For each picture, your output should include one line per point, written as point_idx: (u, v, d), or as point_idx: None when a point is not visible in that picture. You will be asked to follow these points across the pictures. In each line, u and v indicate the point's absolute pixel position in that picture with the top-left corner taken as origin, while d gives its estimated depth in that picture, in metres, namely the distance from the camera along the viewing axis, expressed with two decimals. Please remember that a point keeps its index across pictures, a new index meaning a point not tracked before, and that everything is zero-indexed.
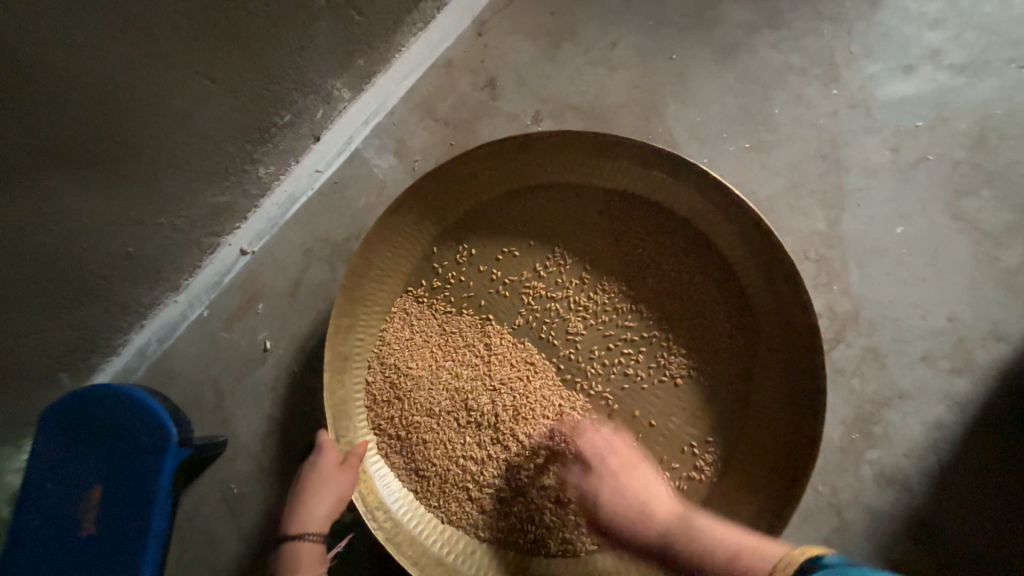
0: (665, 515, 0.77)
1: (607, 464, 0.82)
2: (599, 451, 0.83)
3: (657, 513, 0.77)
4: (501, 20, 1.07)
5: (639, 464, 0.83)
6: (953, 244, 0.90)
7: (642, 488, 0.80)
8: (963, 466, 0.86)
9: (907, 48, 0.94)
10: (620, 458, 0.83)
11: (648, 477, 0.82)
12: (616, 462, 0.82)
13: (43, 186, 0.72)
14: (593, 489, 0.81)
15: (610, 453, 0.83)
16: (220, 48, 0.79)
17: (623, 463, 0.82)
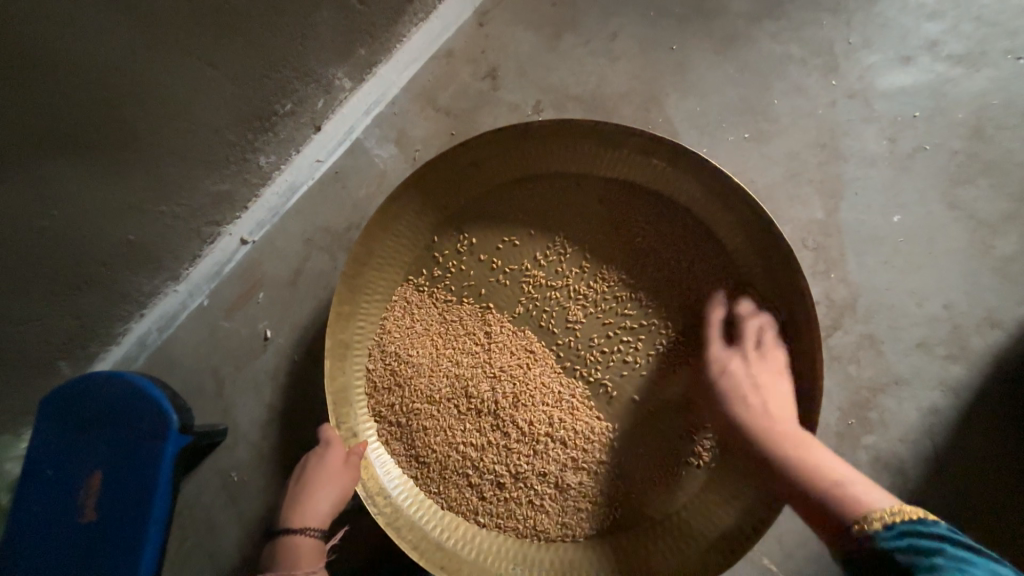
0: (785, 425, 0.74)
1: (750, 371, 0.78)
2: (744, 360, 0.79)
3: (778, 419, 0.75)
4: (502, 10, 1.07)
5: (783, 382, 0.78)
6: (949, 233, 0.90)
7: (768, 400, 0.76)
8: (958, 451, 0.87)
9: (905, 39, 0.94)
10: (767, 369, 0.78)
11: (784, 392, 0.77)
12: (750, 368, 0.79)
13: (44, 170, 0.72)
14: (721, 381, 0.80)
15: (744, 363, 0.79)
16: (222, 35, 0.78)
17: (770, 372, 0.78)
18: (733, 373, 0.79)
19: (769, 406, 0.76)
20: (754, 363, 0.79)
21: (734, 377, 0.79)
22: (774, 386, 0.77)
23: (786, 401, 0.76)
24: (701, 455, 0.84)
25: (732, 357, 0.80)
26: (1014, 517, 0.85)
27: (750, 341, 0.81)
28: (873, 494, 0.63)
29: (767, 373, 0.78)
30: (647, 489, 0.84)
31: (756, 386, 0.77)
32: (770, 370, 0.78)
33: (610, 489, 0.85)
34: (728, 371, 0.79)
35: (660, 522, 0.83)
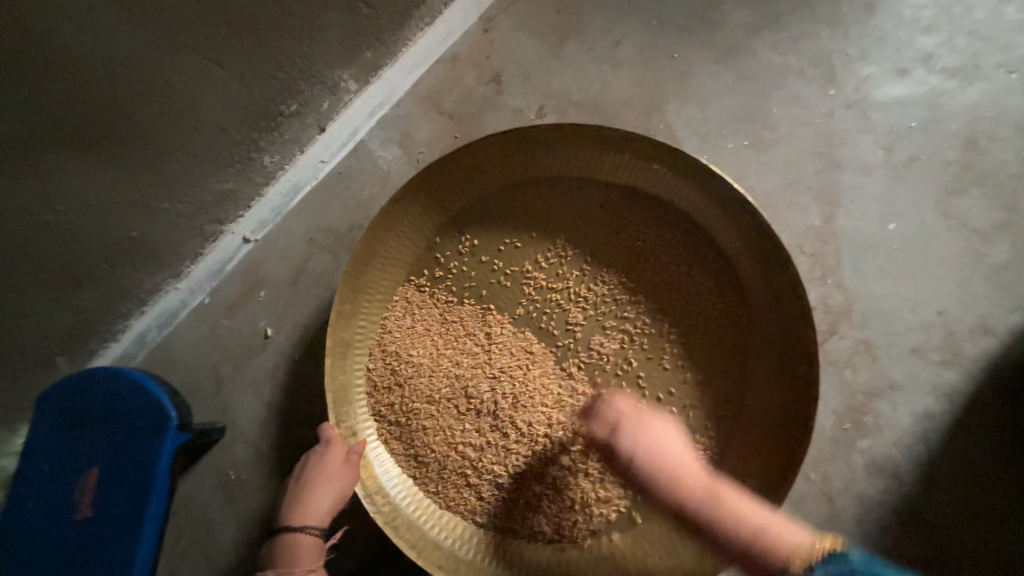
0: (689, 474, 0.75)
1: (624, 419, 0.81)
2: (631, 422, 0.80)
3: (679, 469, 0.76)
4: (507, 17, 1.09)
5: (657, 424, 0.80)
6: (943, 241, 0.92)
7: (668, 453, 0.77)
8: (951, 455, 0.88)
9: (901, 52, 0.97)
10: (653, 431, 0.79)
11: (671, 436, 0.79)
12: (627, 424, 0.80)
13: (50, 164, 0.73)
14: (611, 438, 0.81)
15: (640, 429, 0.79)
16: (230, 35, 0.79)
17: (659, 437, 0.79)
18: (638, 460, 0.77)
19: (677, 469, 0.76)
20: (648, 431, 0.79)
21: (641, 447, 0.78)
22: (669, 449, 0.78)
23: (684, 450, 0.78)
24: (699, 457, 0.85)
25: (627, 438, 0.79)
26: (1007, 523, 0.86)
27: (632, 412, 0.81)
28: (785, 530, 0.66)
29: (660, 437, 0.79)
30: None
31: (658, 454, 0.77)
32: (659, 429, 0.80)
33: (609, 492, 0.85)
34: (632, 446, 0.78)
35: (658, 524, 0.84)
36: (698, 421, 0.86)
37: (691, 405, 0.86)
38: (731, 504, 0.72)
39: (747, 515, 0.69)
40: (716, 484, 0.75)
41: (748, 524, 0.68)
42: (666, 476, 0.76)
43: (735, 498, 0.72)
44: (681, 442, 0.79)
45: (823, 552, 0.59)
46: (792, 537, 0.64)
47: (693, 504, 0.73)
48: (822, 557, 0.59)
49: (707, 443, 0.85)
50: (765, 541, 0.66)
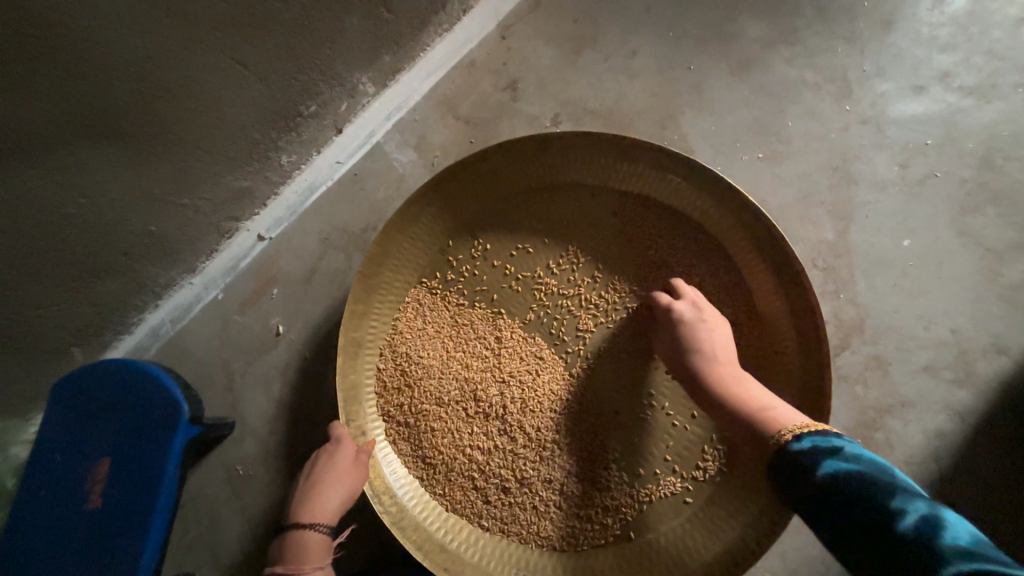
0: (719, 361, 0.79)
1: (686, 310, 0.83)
2: (688, 304, 0.84)
3: (711, 355, 0.79)
4: (525, 25, 1.10)
5: (719, 323, 0.83)
6: (958, 259, 0.92)
7: (710, 339, 0.80)
8: (961, 474, 0.87)
9: (917, 70, 0.97)
10: (712, 325, 0.82)
11: (723, 333, 0.82)
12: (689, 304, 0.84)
13: (78, 158, 0.74)
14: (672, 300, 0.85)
15: (699, 321, 0.81)
16: (256, 37, 0.81)
17: (715, 332, 0.81)
18: (687, 320, 0.81)
19: (717, 358, 0.79)
20: (707, 321, 0.82)
21: (690, 331, 0.80)
22: (717, 343, 0.80)
23: (723, 345, 0.81)
24: (707, 468, 0.85)
25: (688, 311, 0.82)
26: (1018, 544, 0.85)
27: (697, 299, 0.84)
28: (789, 415, 0.70)
29: (714, 333, 0.81)
30: (651, 500, 0.85)
31: (708, 342, 0.80)
32: (716, 320, 0.83)
33: (615, 500, 0.85)
34: (684, 323, 0.81)
35: (664, 533, 0.84)
36: (707, 432, 0.85)
37: (699, 415, 0.86)
38: (752, 388, 0.76)
39: (763, 399, 0.73)
40: (745, 378, 0.78)
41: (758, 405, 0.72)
42: (704, 360, 0.79)
43: (761, 391, 0.76)
44: (723, 336, 0.82)
45: (807, 429, 0.65)
46: (790, 420, 0.69)
47: (716, 384, 0.77)
48: (803, 433, 0.65)
49: (715, 453, 0.85)
50: (768, 418, 0.70)
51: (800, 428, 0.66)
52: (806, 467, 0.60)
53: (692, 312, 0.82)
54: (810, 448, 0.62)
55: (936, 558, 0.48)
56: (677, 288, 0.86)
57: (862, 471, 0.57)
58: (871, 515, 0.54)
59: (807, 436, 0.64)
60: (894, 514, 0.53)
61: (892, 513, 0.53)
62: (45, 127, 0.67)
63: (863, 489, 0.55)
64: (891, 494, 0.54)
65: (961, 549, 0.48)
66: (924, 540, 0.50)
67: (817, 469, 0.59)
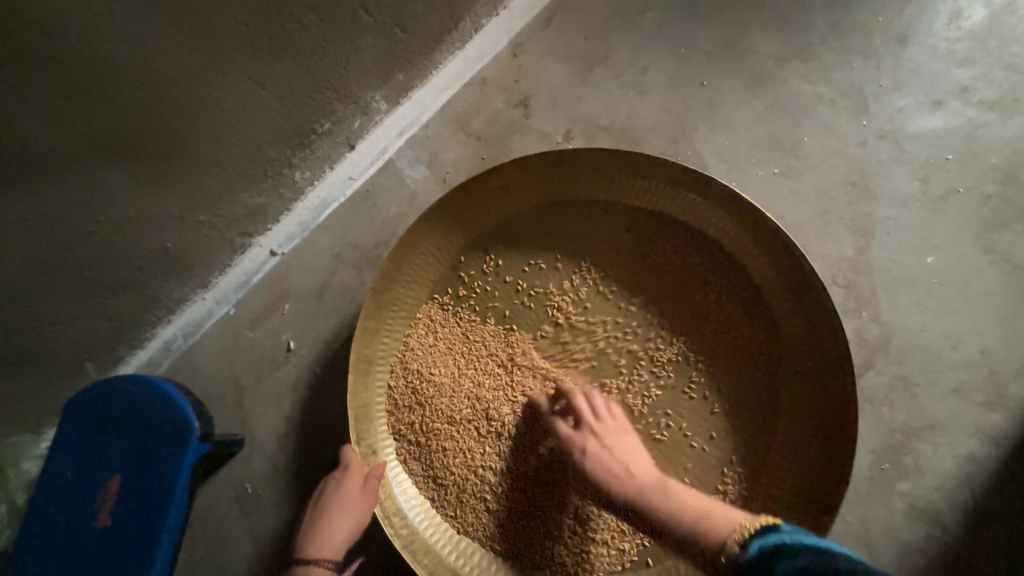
0: (643, 476, 0.75)
1: (597, 422, 0.81)
2: (590, 437, 0.80)
3: (635, 473, 0.76)
4: (537, 43, 1.11)
5: (627, 437, 0.80)
6: (986, 277, 0.89)
7: (620, 458, 0.78)
8: (997, 501, 0.84)
9: (935, 84, 0.96)
10: (608, 433, 0.80)
11: (632, 445, 0.80)
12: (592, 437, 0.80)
13: (98, 176, 0.75)
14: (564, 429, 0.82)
15: (604, 434, 0.80)
16: (273, 58, 0.82)
17: (614, 441, 0.79)
18: (580, 444, 0.79)
19: (633, 473, 0.76)
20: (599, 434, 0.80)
21: (593, 455, 0.78)
22: (629, 453, 0.78)
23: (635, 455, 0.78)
24: (727, 492, 0.82)
25: (583, 421, 0.82)
26: None
27: (586, 397, 0.84)
28: (732, 518, 0.64)
29: (617, 442, 0.79)
30: None
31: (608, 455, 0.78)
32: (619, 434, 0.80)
33: (632, 524, 0.83)
34: (585, 445, 0.79)
35: (683, 560, 0.81)
36: (726, 454, 0.83)
37: (718, 436, 0.84)
38: (680, 496, 0.71)
39: (692, 507, 0.69)
40: (669, 482, 0.74)
41: (694, 518, 0.67)
42: (622, 480, 0.75)
43: (688, 493, 0.72)
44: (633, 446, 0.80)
45: (749, 530, 0.60)
46: (734, 519, 0.64)
47: (645, 507, 0.72)
48: (755, 527, 0.60)
49: (734, 476, 0.82)
50: (709, 529, 0.64)
51: (745, 526, 0.61)
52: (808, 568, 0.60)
53: (589, 420, 0.81)
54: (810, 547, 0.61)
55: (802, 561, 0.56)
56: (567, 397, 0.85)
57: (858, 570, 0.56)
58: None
59: (753, 541, 0.58)
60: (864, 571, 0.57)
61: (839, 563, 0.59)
62: (67, 147, 0.68)
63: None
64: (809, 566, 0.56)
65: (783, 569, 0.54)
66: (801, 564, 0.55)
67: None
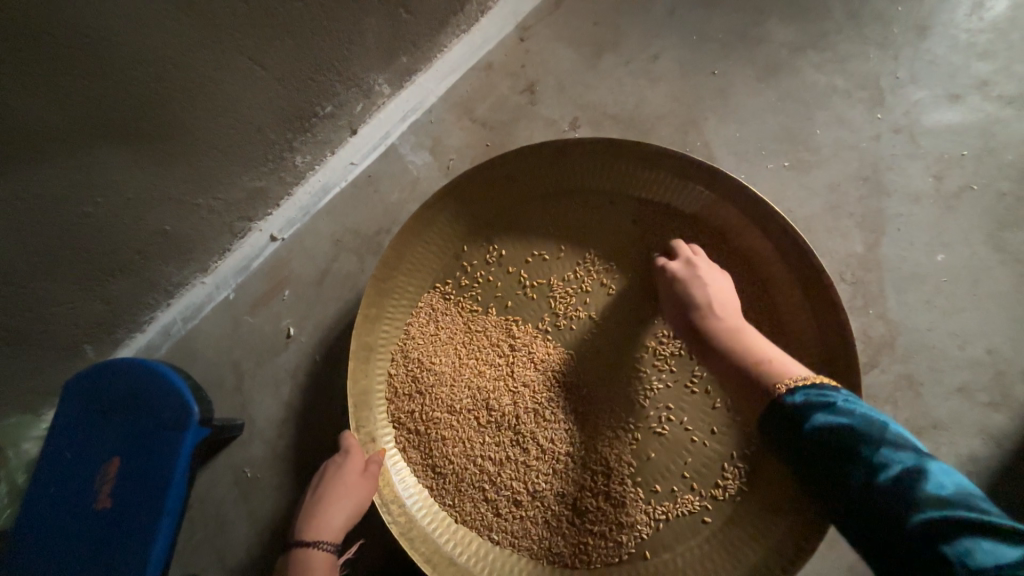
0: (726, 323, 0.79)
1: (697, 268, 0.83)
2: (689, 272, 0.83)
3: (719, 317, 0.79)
4: (545, 27, 1.08)
5: (725, 285, 0.82)
6: (997, 276, 0.88)
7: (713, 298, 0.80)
8: (999, 502, 0.83)
9: (954, 77, 0.93)
10: (710, 283, 0.82)
11: (728, 293, 0.82)
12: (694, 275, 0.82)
13: (96, 157, 0.73)
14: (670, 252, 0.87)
15: (695, 280, 0.82)
16: (273, 37, 0.80)
17: (704, 287, 0.81)
18: (681, 279, 0.82)
19: (718, 314, 0.79)
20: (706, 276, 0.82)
21: (686, 292, 0.81)
22: (719, 300, 0.81)
23: (723, 303, 0.81)
24: (726, 487, 0.82)
25: (682, 270, 0.83)
26: None
27: (693, 258, 0.84)
28: (790, 366, 0.70)
29: (717, 289, 0.81)
30: (668, 518, 0.82)
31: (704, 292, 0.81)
32: (718, 280, 0.82)
33: (631, 517, 0.83)
34: (680, 285, 0.82)
35: (681, 554, 0.81)
36: (726, 449, 0.83)
37: (719, 431, 0.83)
38: (752, 339, 0.76)
39: (761, 349, 0.74)
40: (747, 330, 0.78)
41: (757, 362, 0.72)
42: (705, 317, 0.80)
43: (760, 342, 0.76)
44: (728, 295, 0.82)
45: (803, 381, 0.66)
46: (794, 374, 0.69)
47: (716, 342, 0.77)
48: (798, 386, 0.66)
49: (735, 471, 0.82)
50: (766, 368, 0.70)
51: (798, 379, 0.67)
52: (787, 415, 0.63)
53: (687, 273, 0.83)
54: (802, 402, 0.63)
55: (911, 508, 0.52)
56: (673, 248, 0.86)
57: (839, 423, 0.59)
58: (837, 460, 0.57)
59: (801, 390, 0.65)
60: (827, 418, 0.60)
61: (807, 427, 0.61)
62: (63, 126, 0.67)
63: (840, 435, 0.58)
64: (873, 445, 0.56)
65: (939, 500, 0.51)
66: (904, 490, 0.53)
67: (806, 423, 0.61)
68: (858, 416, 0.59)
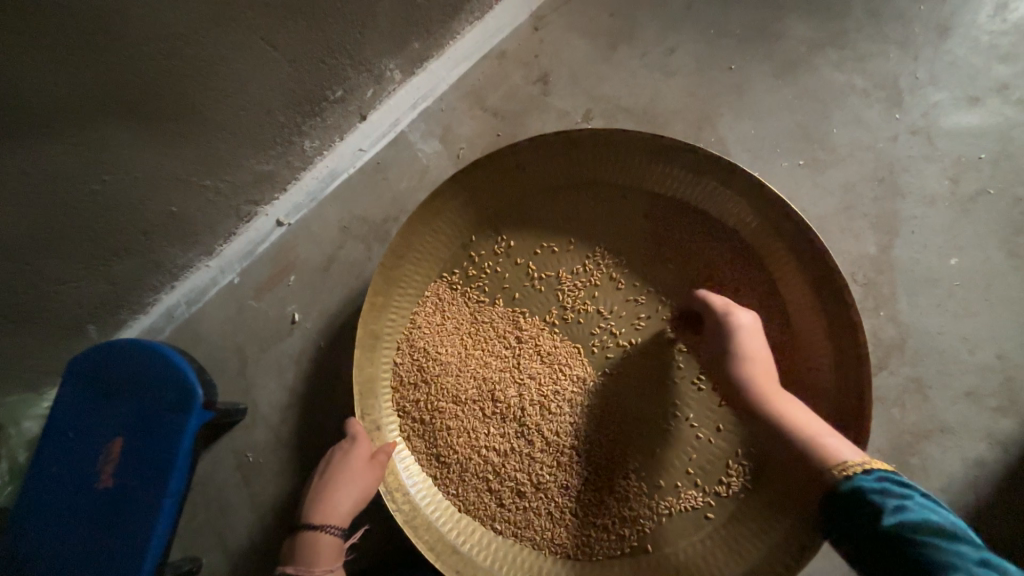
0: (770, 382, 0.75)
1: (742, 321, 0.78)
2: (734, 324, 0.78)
3: (764, 374, 0.76)
4: (560, 16, 1.07)
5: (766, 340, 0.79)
6: (1010, 282, 0.88)
7: (758, 354, 0.77)
8: (1004, 506, 0.84)
9: (974, 80, 0.93)
10: (763, 338, 0.79)
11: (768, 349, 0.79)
12: (740, 328, 0.78)
13: (102, 133, 0.72)
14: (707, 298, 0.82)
15: (754, 333, 0.78)
16: (288, 18, 0.78)
17: (761, 337, 0.78)
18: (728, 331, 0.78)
19: (768, 372, 0.76)
20: (755, 331, 0.78)
21: (744, 345, 0.77)
22: (768, 353, 0.78)
23: (766, 359, 0.77)
24: (730, 484, 0.82)
25: (745, 321, 0.78)
26: None
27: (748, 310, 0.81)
28: (842, 444, 0.69)
29: (762, 346, 0.78)
30: (671, 514, 0.82)
31: (750, 349, 0.77)
32: (761, 333, 0.79)
33: (633, 511, 0.83)
34: (742, 336, 0.77)
35: (683, 548, 0.82)
36: (731, 447, 0.83)
37: (725, 429, 0.83)
38: (798, 405, 0.74)
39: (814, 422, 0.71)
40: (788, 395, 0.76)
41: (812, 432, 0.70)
42: (755, 371, 0.76)
43: (806, 414, 0.73)
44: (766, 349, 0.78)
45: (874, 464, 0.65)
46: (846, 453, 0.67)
47: (768, 399, 0.73)
48: (871, 468, 0.64)
49: (739, 469, 0.82)
50: (822, 443, 0.69)
51: (865, 463, 0.65)
52: (860, 500, 0.62)
53: (748, 319, 0.78)
54: (881, 488, 0.62)
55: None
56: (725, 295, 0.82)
57: (925, 520, 0.58)
58: (932, 561, 0.55)
59: (874, 473, 0.63)
60: (915, 513, 0.59)
61: (885, 519, 0.59)
62: (71, 101, 0.65)
63: (922, 533, 0.57)
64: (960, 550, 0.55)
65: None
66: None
67: (885, 517, 0.59)
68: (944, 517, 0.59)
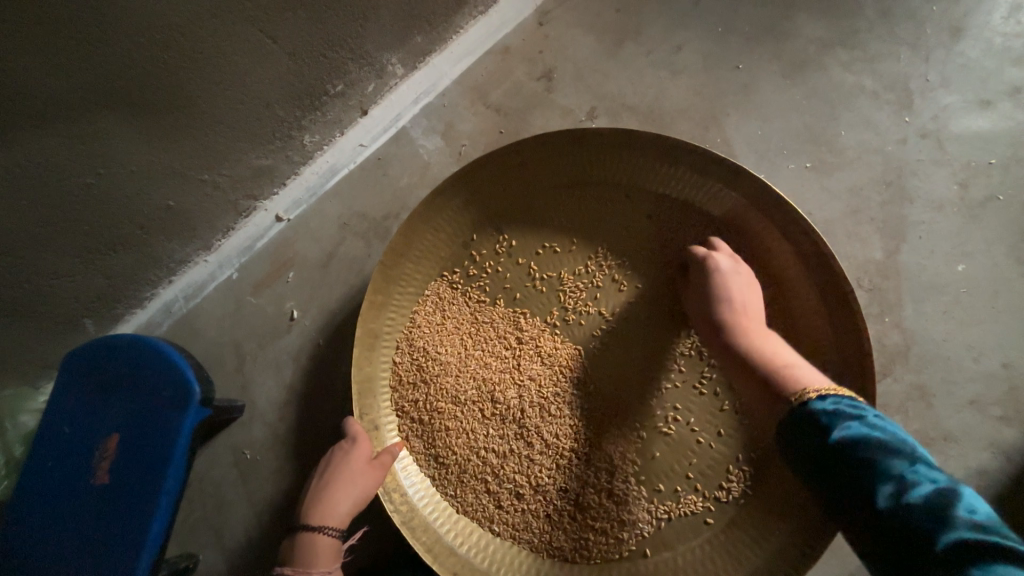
0: (748, 323, 0.78)
1: (724, 267, 0.80)
2: (713, 268, 0.80)
3: (743, 318, 0.78)
4: (565, 12, 1.05)
5: (750, 288, 0.80)
6: (1017, 289, 0.87)
7: (738, 298, 0.79)
8: (1007, 516, 0.83)
9: (986, 82, 0.91)
10: (745, 280, 0.80)
11: (753, 293, 0.80)
12: (721, 273, 0.80)
13: (99, 127, 0.71)
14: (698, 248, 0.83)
15: (734, 276, 0.80)
16: (285, 9, 0.77)
17: (741, 281, 0.80)
18: (709, 274, 0.80)
19: (747, 316, 0.78)
20: (740, 275, 0.80)
21: (723, 285, 0.79)
22: (749, 298, 0.80)
23: (748, 301, 0.79)
24: (731, 489, 0.82)
25: (724, 262, 0.81)
26: None
27: (734, 255, 0.82)
28: (813, 376, 0.69)
29: (744, 289, 0.80)
30: (670, 518, 0.82)
31: (732, 291, 0.79)
32: (744, 278, 0.80)
33: (634, 515, 0.83)
34: (719, 276, 0.80)
35: (682, 553, 0.81)
36: (732, 452, 0.82)
37: (726, 433, 0.83)
38: (777, 346, 0.75)
39: (786, 356, 0.73)
40: (767, 335, 0.77)
41: (781, 363, 0.71)
42: (734, 313, 0.78)
43: (784, 352, 0.74)
44: (749, 293, 0.80)
45: (831, 391, 0.64)
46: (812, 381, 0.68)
47: (741, 338, 0.76)
48: (828, 394, 0.64)
49: (740, 474, 0.82)
50: (790, 374, 0.69)
51: (823, 389, 0.65)
52: (815, 422, 0.61)
53: (727, 264, 0.81)
54: (832, 410, 0.61)
55: (937, 524, 0.49)
56: (712, 243, 0.84)
57: (872, 435, 0.57)
58: (858, 470, 0.55)
59: (831, 398, 0.63)
60: (858, 429, 0.58)
61: (833, 434, 0.59)
62: (65, 92, 0.64)
63: (869, 444, 0.56)
64: (905, 462, 0.54)
65: (973, 523, 0.48)
66: (934, 508, 0.50)
67: (832, 433, 0.59)
68: (889, 433, 0.57)
